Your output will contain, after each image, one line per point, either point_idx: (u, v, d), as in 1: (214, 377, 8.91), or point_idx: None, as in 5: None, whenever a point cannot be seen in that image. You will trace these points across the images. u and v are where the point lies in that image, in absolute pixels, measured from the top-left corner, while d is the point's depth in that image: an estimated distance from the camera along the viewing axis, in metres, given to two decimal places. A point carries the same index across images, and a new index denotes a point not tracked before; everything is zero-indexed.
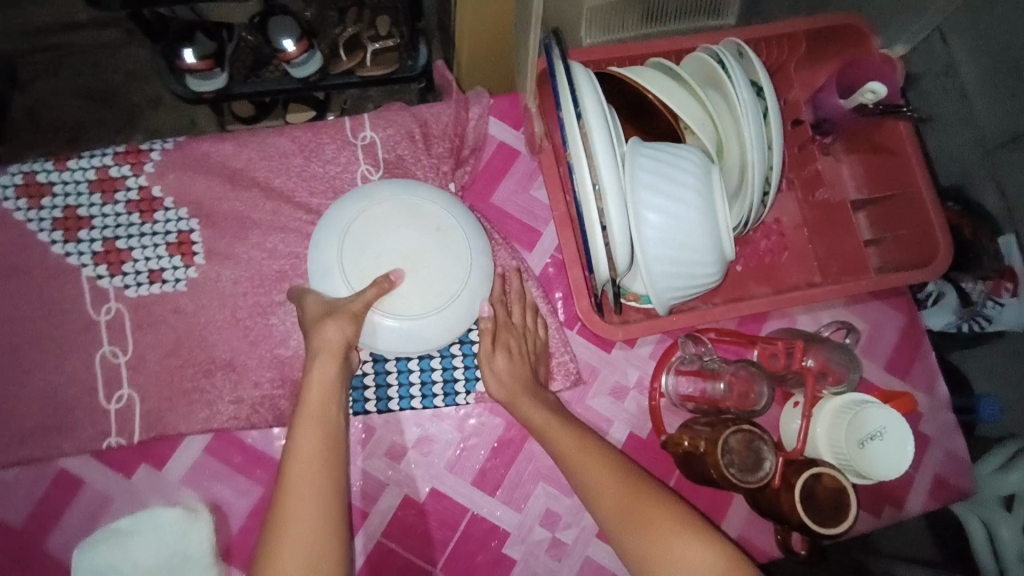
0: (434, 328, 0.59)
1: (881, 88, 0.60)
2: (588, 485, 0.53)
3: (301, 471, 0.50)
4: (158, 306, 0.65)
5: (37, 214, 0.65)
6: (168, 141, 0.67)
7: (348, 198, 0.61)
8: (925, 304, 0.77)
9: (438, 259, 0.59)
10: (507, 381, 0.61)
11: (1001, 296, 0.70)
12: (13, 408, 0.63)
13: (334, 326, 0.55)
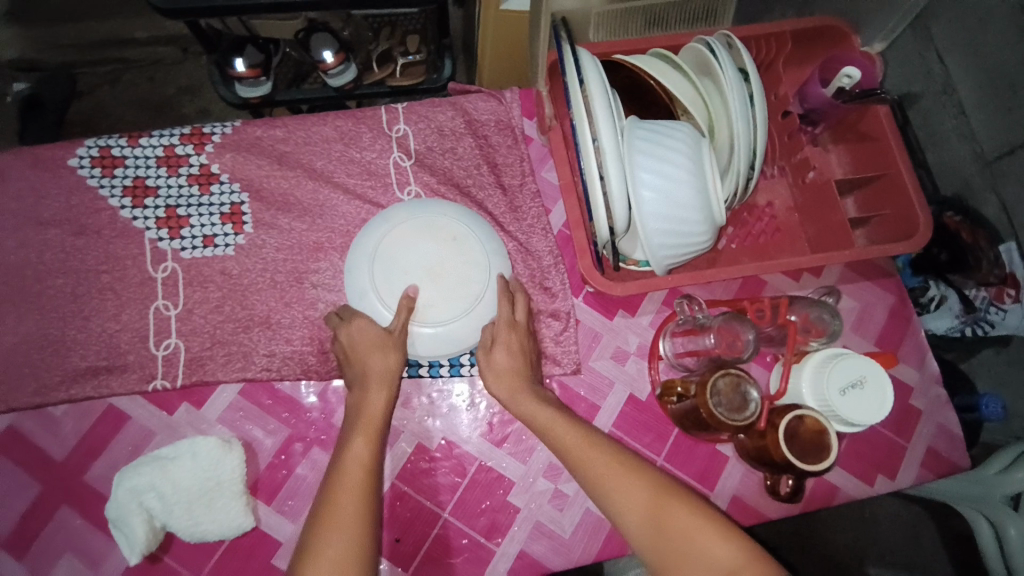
0: (467, 329, 0.65)
1: (855, 71, 0.68)
2: (596, 478, 0.55)
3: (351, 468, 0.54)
4: (208, 267, 0.73)
5: (110, 182, 0.73)
6: (227, 126, 0.76)
7: (368, 228, 0.68)
8: (929, 308, 0.85)
9: (456, 266, 0.66)
10: (506, 377, 0.62)
11: (1005, 302, 0.76)
12: (72, 350, 0.70)
13: (379, 356, 0.60)
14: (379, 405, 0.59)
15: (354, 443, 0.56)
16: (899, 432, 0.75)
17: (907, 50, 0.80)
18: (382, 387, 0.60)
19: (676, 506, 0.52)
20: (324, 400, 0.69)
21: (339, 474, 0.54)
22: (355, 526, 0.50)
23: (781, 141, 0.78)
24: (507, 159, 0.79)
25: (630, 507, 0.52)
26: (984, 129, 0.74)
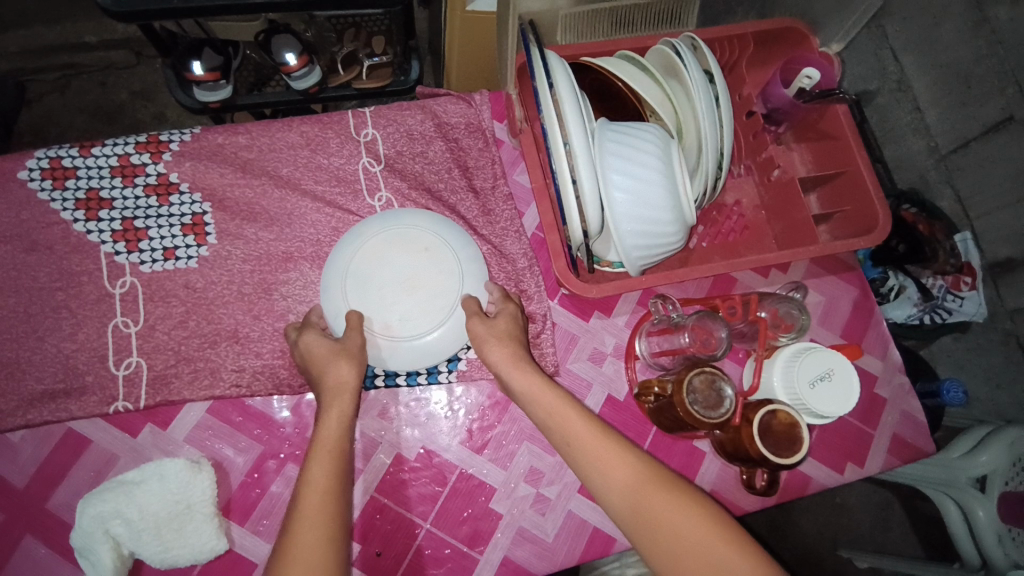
0: (444, 341, 0.64)
1: (815, 72, 0.70)
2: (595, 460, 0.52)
3: (309, 509, 0.49)
4: (170, 281, 0.70)
5: (61, 194, 0.69)
6: (186, 133, 0.73)
7: (340, 244, 0.66)
8: (889, 298, 0.90)
9: (431, 276, 0.65)
10: (508, 341, 0.61)
11: (961, 290, 0.83)
12: (25, 373, 0.66)
13: (347, 367, 0.58)
14: (334, 424, 0.55)
15: (310, 482, 0.51)
16: (867, 421, 0.77)
17: (863, 49, 0.81)
18: (338, 401, 0.56)
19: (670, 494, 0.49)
20: (298, 415, 0.67)
21: (295, 520, 0.48)
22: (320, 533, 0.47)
23: (746, 140, 0.80)
24: (478, 162, 0.78)
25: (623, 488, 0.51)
26: (938, 125, 0.77)
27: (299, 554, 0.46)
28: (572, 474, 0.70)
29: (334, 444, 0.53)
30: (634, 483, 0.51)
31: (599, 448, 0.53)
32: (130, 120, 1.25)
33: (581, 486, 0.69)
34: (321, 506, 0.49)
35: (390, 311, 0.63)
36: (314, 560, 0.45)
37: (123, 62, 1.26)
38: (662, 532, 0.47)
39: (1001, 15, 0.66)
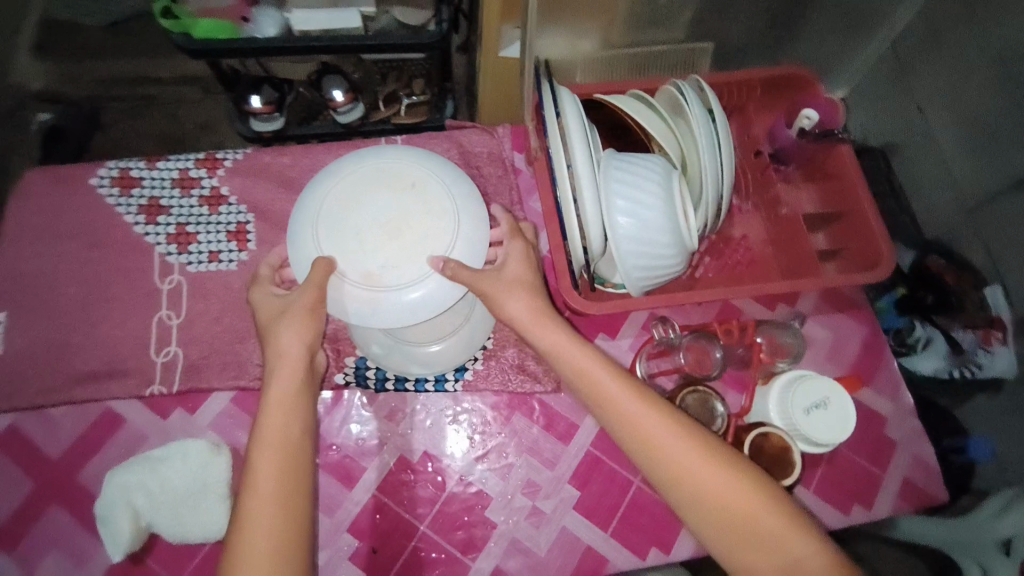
0: (438, 291, 0.58)
1: (814, 113, 0.74)
2: (666, 445, 0.53)
3: (263, 475, 0.52)
4: (211, 280, 0.77)
5: (127, 200, 0.79)
6: (239, 152, 0.82)
7: (312, 187, 0.61)
8: (915, 350, 0.82)
9: (418, 218, 0.59)
10: (522, 286, 0.61)
11: (992, 344, 0.74)
12: (74, 355, 0.73)
13: (289, 333, 0.58)
14: (282, 389, 0.57)
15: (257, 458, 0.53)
16: (875, 461, 0.76)
17: (890, 104, 0.88)
18: (289, 370, 0.57)
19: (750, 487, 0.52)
20: None
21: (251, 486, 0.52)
22: (272, 505, 0.51)
23: (753, 177, 0.85)
24: (498, 188, 0.84)
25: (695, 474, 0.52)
26: (966, 176, 0.78)
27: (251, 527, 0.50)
28: (569, 490, 0.71)
29: (283, 406, 0.56)
30: (745, 508, 0.51)
31: (703, 470, 0.52)
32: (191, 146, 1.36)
33: (577, 503, 0.70)
34: (275, 475, 0.53)
35: (372, 258, 0.58)
36: (265, 532, 0.50)
37: (193, 96, 1.40)
38: (727, 523, 0.51)
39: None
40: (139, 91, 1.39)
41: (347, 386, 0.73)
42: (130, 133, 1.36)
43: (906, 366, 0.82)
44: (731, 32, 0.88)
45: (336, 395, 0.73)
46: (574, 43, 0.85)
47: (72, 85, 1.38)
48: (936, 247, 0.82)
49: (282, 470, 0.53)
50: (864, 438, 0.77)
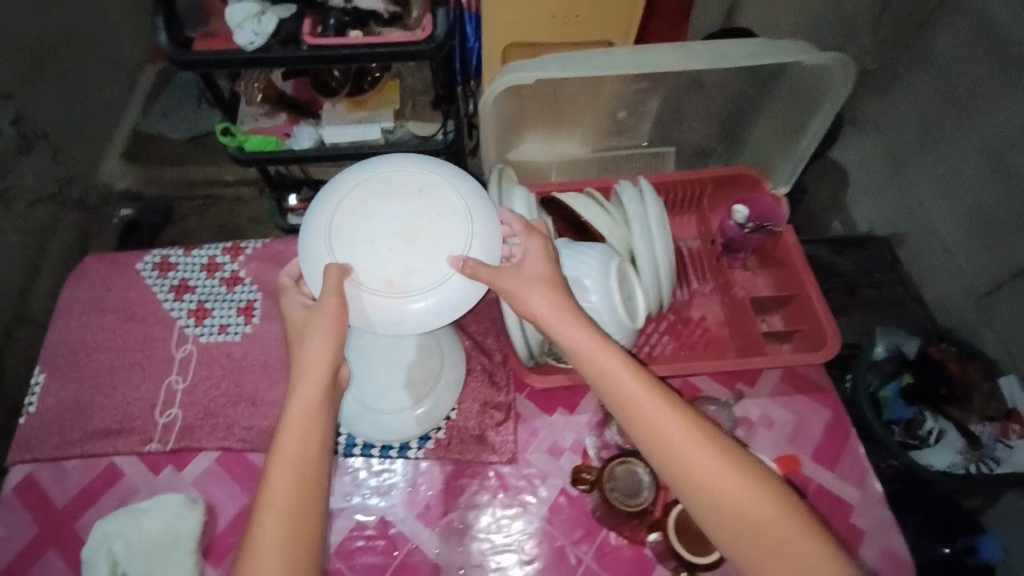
0: (459, 288, 0.67)
1: (743, 209, 0.82)
2: (678, 448, 0.59)
3: (281, 479, 0.57)
4: (217, 350, 0.88)
5: (162, 281, 0.94)
6: (259, 241, 0.97)
7: (318, 208, 0.70)
8: (932, 442, 1.17)
9: (428, 223, 0.68)
10: (543, 284, 0.67)
11: (1010, 434, 1.14)
12: (94, 412, 0.84)
13: (313, 341, 0.63)
14: (304, 399, 0.61)
15: (278, 461, 0.58)
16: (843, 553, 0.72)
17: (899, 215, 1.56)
18: (314, 380, 0.62)
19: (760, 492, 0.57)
20: None
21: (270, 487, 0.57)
22: (288, 508, 0.56)
23: (710, 263, 0.91)
24: None
25: (706, 472, 0.58)
26: (976, 277, 1.35)
27: (269, 525, 0.55)
28: (516, 565, 0.72)
29: (303, 414, 0.60)
30: (763, 516, 0.56)
31: (712, 473, 0.58)
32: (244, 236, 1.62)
33: None
34: (294, 479, 0.57)
35: (394, 266, 0.67)
36: (280, 530, 0.55)
37: (249, 195, 1.67)
38: (738, 521, 0.56)
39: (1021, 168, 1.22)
40: (204, 192, 1.67)
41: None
42: (195, 226, 1.63)
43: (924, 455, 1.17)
44: (685, 138, 1.00)
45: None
46: (547, 148, 0.99)
47: (152, 187, 1.67)
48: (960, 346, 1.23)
49: (298, 475, 0.57)
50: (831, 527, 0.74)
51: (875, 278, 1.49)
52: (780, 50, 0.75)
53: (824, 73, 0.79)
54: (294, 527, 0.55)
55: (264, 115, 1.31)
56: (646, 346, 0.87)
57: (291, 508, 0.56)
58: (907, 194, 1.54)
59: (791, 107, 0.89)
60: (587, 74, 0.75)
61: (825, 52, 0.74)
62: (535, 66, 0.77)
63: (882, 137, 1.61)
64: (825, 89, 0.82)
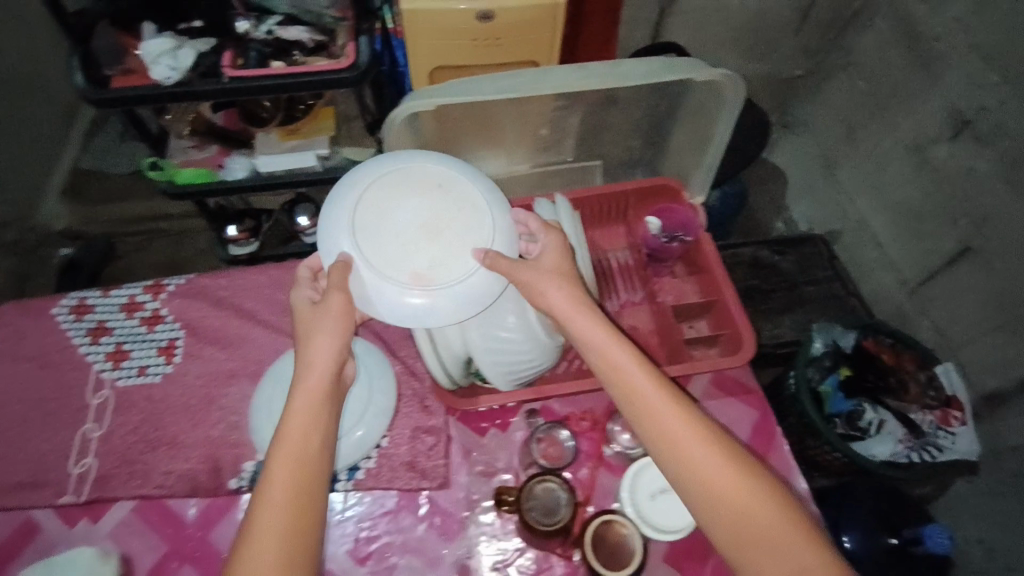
0: (485, 281, 0.68)
1: (654, 222, 0.87)
2: (680, 441, 0.60)
3: (279, 481, 0.58)
4: (137, 393, 0.85)
5: (78, 324, 0.90)
6: (181, 278, 0.94)
7: (332, 201, 0.70)
8: (872, 433, 1.19)
9: (449, 217, 0.70)
10: (560, 278, 0.68)
11: (950, 423, 1.18)
12: (5, 467, 0.80)
13: (321, 340, 0.65)
14: (302, 401, 0.62)
15: (276, 463, 0.59)
16: None
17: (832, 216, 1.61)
18: (316, 384, 0.63)
19: (758, 490, 0.58)
20: (203, 516, 0.77)
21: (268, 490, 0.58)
22: (285, 512, 0.57)
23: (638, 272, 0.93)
24: None
25: (708, 467, 0.59)
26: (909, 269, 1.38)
27: (264, 529, 0.56)
28: None
29: (303, 417, 0.61)
30: (760, 516, 0.56)
31: (713, 471, 0.59)
32: (192, 268, 1.59)
33: None
34: (291, 482, 0.58)
35: (418, 260, 0.68)
36: (276, 532, 0.56)
37: (197, 227, 1.65)
38: (737, 519, 0.57)
39: (946, 164, 1.24)
40: (144, 227, 1.64)
41: (240, 490, 0.79)
42: (141, 262, 1.60)
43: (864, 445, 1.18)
44: (610, 151, 1.00)
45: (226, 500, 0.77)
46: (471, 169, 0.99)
47: (93, 225, 1.62)
48: (894, 334, 1.27)
49: (297, 477, 0.58)
50: None
51: (820, 273, 1.51)
52: (672, 66, 0.77)
53: (716, 90, 0.82)
54: (289, 531, 0.56)
55: (193, 147, 1.28)
56: (577, 360, 0.89)
57: (288, 512, 0.57)
58: (839, 194, 1.58)
59: (691, 127, 0.91)
60: (484, 96, 0.76)
61: (713, 68, 0.77)
62: (435, 95, 0.77)
63: (815, 141, 1.67)
64: (718, 106, 0.84)
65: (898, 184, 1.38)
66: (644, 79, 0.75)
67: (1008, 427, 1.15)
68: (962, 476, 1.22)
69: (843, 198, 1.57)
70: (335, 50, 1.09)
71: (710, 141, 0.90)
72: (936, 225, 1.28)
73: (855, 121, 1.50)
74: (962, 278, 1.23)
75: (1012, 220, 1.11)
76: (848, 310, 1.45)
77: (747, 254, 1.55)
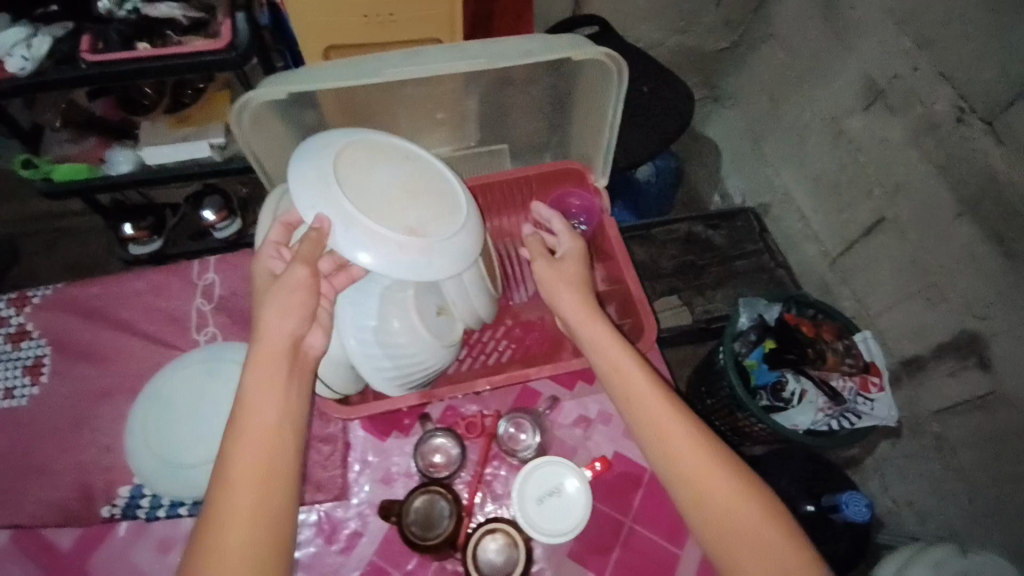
0: (468, 239, 0.69)
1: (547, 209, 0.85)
2: (669, 446, 0.63)
3: (241, 470, 0.55)
4: (5, 418, 0.80)
5: None
6: (48, 287, 0.86)
7: (301, 156, 0.65)
8: (795, 403, 1.16)
9: (426, 182, 0.71)
10: (574, 283, 0.73)
11: (870, 391, 1.14)
12: None
13: (273, 316, 0.59)
14: (258, 381, 0.58)
15: (237, 448, 0.56)
16: (673, 538, 0.73)
17: (759, 183, 1.57)
18: (278, 359, 0.59)
19: (745, 496, 0.60)
20: (80, 540, 0.72)
21: (228, 477, 0.55)
22: (254, 500, 0.55)
23: None
24: None
25: (700, 473, 0.61)
26: (825, 236, 1.35)
27: (233, 518, 0.54)
28: None
29: (259, 397, 0.57)
30: (746, 518, 0.59)
31: (707, 474, 0.61)
32: (99, 269, 1.46)
33: None
34: (254, 470, 0.55)
35: (408, 216, 0.66)
36: (244, 522, 0.54)
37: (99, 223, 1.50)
38: (728, 522, 0.59)
39: (856, 126, 1.19)
40: (48, 224, 1.49)
41: (112, 518, 0.75)
42: (43, 265, 1.46)
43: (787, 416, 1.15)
44: (516, 134, 0.94)
45: (97, 530, 0.72)
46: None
47: None
48: (814, 305, 1.25)
49: (262, 462, 0.56)
50: (662, 514, 0.74)
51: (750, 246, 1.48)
52: (547, 44, 0.74)
53: (602, 69, 0.79)
54: (257, 519, 0.54)
55: (68, 139, 1.20)
56: (482, 355, 0.87)
57: (257, 498, 0.55)
58: (764, 167, 1.54)
59: (583, 110, 0.87)
60: (346, 82, 0.69)
61: (595, 47, 0.74)
62: (290, 79, 0.70)
63: (742, 112, 1.63)
64: (607, 85, 0.81)
65: (817, 157, 1.33)
66: (519, 58, 0.72)
67: (926, 395, 1.12)
68: (887, 440, 1.23)
69: (769, 171, 1.53)
70: (215, 28, 0.98)
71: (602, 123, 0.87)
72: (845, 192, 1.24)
73: (778, 91, 1.46)
74: (880, 247, 1.18)
75: (924, 190, 1.05)
76: (777, 282, 1.43)
77: (680, 230, 1.49)
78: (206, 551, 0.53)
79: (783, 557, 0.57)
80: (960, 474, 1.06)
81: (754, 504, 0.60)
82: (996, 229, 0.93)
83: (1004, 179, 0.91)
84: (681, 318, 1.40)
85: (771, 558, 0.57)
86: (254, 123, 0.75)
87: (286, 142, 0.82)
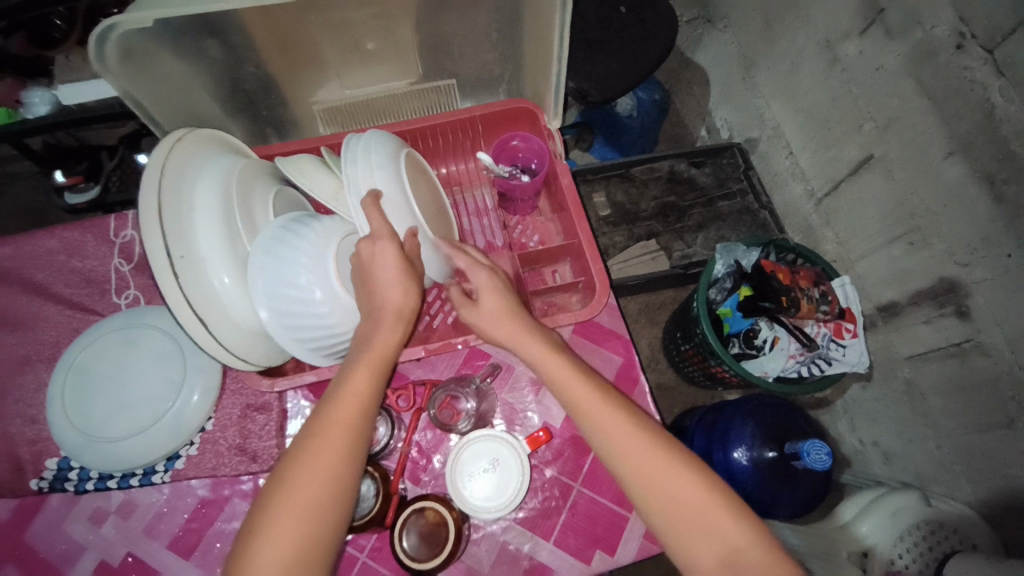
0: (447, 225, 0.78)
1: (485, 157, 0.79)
2: (611, 442, 0.57)
3: (342, 412, 0.55)
4: None
5: None
6: None
7: (381, 164, 0.67)
8: (768, 349, 1.11)
9: (432, 188, 0.78)
10: (497, 317, 0.64)
11: (844, 338, 1.09)
12: None
13: (408, 292, 0.60)
14: (385, 338, 0.59)
15: (349, 390, 0.56)
16: (622, 502, 0.71)
17: (749, 117, 1.45)
18: (397, 325, 0.60)
19: (687, 474, 0.55)
20: (17, 514, 0.71)
21: (328, 414, 0.55)
22: (342, 446, 0.54)
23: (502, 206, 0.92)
24: None
25: (640, 460, 0.56)
26: (812, 175, 1.25)
27: (320, 454, 0.53)
28: None
29: (382, 355, 0.58)
30: (692, 501, 0.54)
31: (650, 462, 0.56)
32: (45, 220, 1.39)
33: None
34: (351, 418, 0.55)
35: (439, 227, 0.74)
36: (331, 463, 0.53)
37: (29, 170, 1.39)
38: (681, 517, 0.54)
39: (849, 52, 1.06)
40: None
41: (43, 491, 0.72)
42: None
43: (759, 363, 1.10)
44: (464, 67, 0.84)
45: (28, 505, 0.71)
46: (296, 96, 0.82)
47: None
48: (788, 249, 1.16)
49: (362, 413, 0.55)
50: (610, 478, 0.72)
51: (731, 187, 1.38)
52: None
53: None
54: (344, 466, 0.53)
55: None
56: (427, 317, 0.85)
57: (347, 446, 0.54)
58: (755, 97, 1.41)
59: (531, 39, 0.77)
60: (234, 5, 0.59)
61: None
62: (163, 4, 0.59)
63: (734, 35, 1.47)
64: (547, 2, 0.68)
65: (807, 87, 1.21)
66: None
67: (900, 341, 1.06)
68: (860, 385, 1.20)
69: (759, 103, 1.40)
70: None
71: (547, 59, 0.77)
72: (835, 124, 1.13)
73: (769, 11, 1.30)
74: (865, 187, 1.08)
75: (914, 125, 0.94)
76: (759, 225, 1.34)
77: (662, 167, 1.39)
78: (288, 476, 0.52)
79: (725, 530, 0.53)
80: (927, 420, 1.03)
81: (692, 478, 0.55)
82: (987, 169, 0.83)
83: (1001, 114, 0.80)
84: (658, 264, 1.33)
85: (726, 545, 0.52)
86: (144, 64, 0.66)
87: (177, 77, 0.71)
